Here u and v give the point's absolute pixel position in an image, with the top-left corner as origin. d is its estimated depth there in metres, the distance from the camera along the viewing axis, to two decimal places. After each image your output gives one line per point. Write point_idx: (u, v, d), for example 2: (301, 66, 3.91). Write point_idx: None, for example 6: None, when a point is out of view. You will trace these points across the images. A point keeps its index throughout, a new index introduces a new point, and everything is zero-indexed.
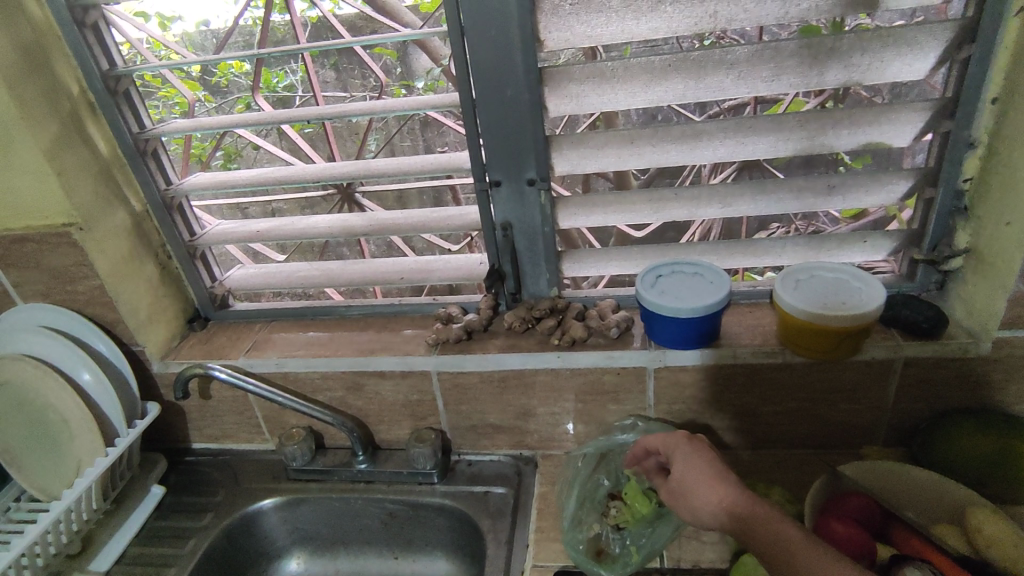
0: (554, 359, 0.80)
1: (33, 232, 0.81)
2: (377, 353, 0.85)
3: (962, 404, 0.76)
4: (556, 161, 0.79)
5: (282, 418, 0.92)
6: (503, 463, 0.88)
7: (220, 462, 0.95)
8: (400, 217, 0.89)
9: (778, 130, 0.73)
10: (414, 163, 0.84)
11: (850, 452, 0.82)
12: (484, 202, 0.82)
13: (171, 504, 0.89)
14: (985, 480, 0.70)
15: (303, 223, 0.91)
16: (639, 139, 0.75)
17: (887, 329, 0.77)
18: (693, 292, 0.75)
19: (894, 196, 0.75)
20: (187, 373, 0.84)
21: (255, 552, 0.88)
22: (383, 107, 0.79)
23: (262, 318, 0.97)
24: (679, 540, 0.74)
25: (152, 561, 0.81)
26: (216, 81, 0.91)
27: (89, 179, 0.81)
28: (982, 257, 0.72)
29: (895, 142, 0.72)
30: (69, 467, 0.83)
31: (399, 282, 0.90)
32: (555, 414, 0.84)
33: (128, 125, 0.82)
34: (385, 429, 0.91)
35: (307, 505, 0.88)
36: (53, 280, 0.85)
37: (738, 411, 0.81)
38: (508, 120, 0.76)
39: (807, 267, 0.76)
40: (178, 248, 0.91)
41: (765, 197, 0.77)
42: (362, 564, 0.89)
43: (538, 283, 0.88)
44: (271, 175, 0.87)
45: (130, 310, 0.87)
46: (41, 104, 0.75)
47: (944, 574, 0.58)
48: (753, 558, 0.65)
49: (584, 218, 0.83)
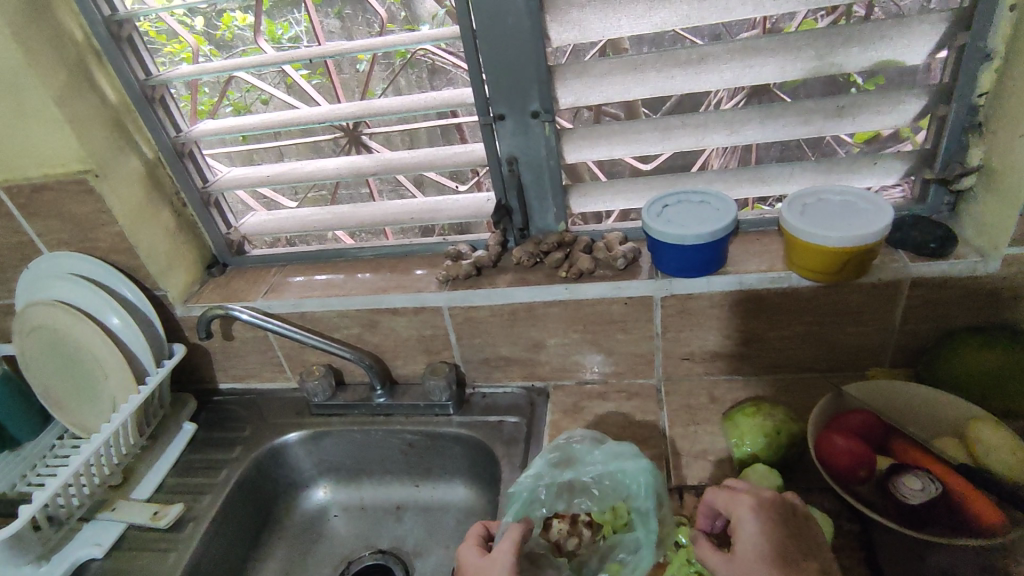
0: (563, 292, 0.82)
1: (53, 181, 0.83)
2: (390, 291, 0.88)
3: (970, 323, 0.77)
4: (560, 92, 0.78)
5: (302, 356, 0.95)
6: (517, 394, 0.91)
7: (247, 400, 0.99)
8: (406, 157, 0.89)
9: (787, 50, 0.71)
10: (420, 99, 0.84)
11: (857, 375, 0.83)
12: (489, 136, 0.82)
13: (203, 439, 0.94)
14: (989, 395, 0.71)
15: (312, 166, 0.92)
16: (644, 65, 0.74)
17: (895, 251, 0.76)
18: (699, 219, 0.75)
19: (908, 116, 0.73)
20: (209, 314, 0.87)
21: (286, 481, 0.94)
22: (384, 43, 0.79)
23: (278, 263, 1.00)
24: (686, 459, 0.76)
25: (189, 488, 0.86)
26: (221, 35, 0.94)
27: (102, 127, 0.83)
28: (995, 174, 0.71)
29: (908, 57, 0.70)
30: (106, 405, 0.88)
31: (409, 223, 0.92)
32: (565, 345, 0.87)
33: (134, 73, 0.83)
34: (401, 364, 0.94)
35: (331, 437, 0.92)
36: (75, 228, 0.87)
37: (746, 337, 0.82)
38: (510, 50, 0.75)
39: (814, 192, 0.75)
40: (192, 195, 0.93)
41: (774, 121, 0.76)
42: (385, 491, 0.94)
43: (545, 218, 0.89)
44: (278, 118, 0.87)
45: (151, 255, 0.90)
46: (48, 52, 0.76)
47: (941, 479, 0.61)
48: (755, 472, 0.67)
49: (590, 150, 0.82)
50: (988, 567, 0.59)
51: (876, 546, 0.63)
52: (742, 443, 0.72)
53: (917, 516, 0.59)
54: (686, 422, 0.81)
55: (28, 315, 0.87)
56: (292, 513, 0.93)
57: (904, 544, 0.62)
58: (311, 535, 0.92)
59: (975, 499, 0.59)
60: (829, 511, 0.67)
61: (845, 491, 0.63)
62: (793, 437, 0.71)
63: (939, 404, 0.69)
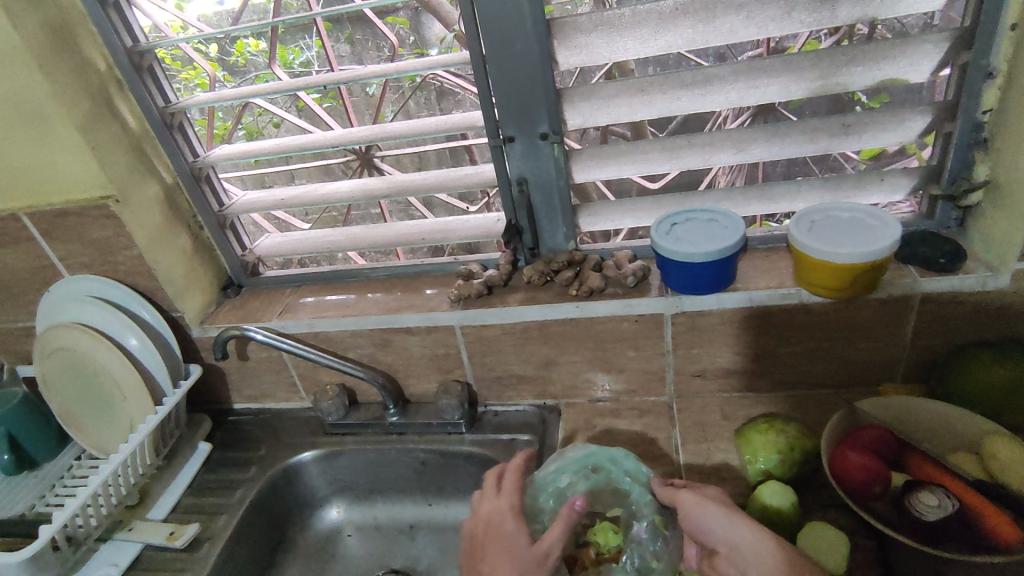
0: (573, 310, 0.83)
1: (75, 206, 0.86)
2: (403, 311, 0.89)
3: (981, 338, 0.77)
4: (568, 114, 0.80)
5: (316, 375, 0.96)
6: (529, 412, 0.92)
7: (261, 420, 1.00)
8: (418, 179, 0.91)
9: (792, 71, 0.72)
10: (432, 123, 0.85)
11: (869, 390, 0.83)
12: (499, 157, 0.84)
13: (218, 459, 0.95)
14: (1003, 409, 0.71)
15: (325, 189, 0.94)
16: (650, 87, 0.75)
17: (904, 266, 0.77)
18: (708, 236, 0.76)
19: (913, 133, 0.74)
20: (226, 335, 0.88)
21: (299, 501, 0.94)
22: (396, 69, 0.81)
23: (292, 283, 1.01)
24: (700, 476, 0.76)
25: (204, 508, 0.87)
26: (235, 61, 0.96)
27: (122, 154, 0.85)
28: (1001, 190, 0.72)
29: (911, 76, 0.71)
30: (124, 426, 0.89)
31: (420, 243, 0.93)
32: (576, 363, 0.87)
33: (154, 100, 0.86)
34: (413, 383, 0.94)
35: (344, 457, 0.93)
36: (96, 251, 0.89)
37: (757, 353, 0.82)
38: (518, 74, 0.77)
39: (821, 209, 0.76)
40: (209, 219, 0.95)
41: (780, 140, 0.77)
42: (398, 510, 0.95)
43: (556, 237, 0.90)
44: (294, 143, 0.89)
45: (168, 278, 0.91)
46: (74, 83, 0.79)
47: (958, 496, 0.61)
48: (768, 487, 0.66)
49: (599, 170, 0.83)
50: None
51: (891, 564, 0.62)
52: (755, 460, 0.73)
53: (931, 531, 0.59)
54: (699, 439, 0.81)
55: (49, 338, 0.88)
56: (305, 532, 0.94)
57: None
58: (324, 555, 0.92)
59: (992, 515, 0.58)
60: (843, 528, 0.67)
61: (858, 505, 0.63)
62: (806, 454, 0.71)
63: (954, 420, 0.69)
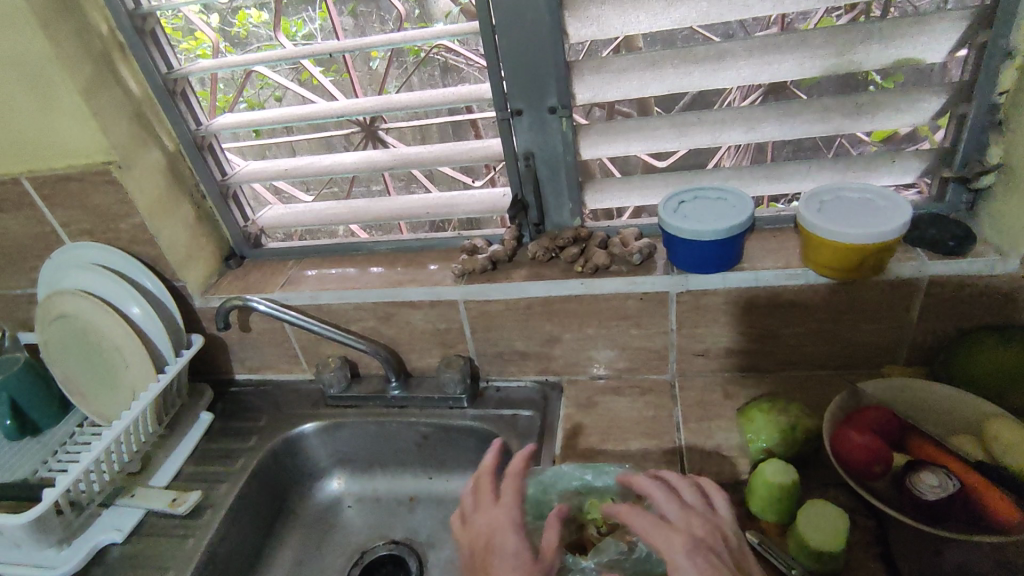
0: (578, 286, 0.82)
1: (76, 172, 0.85)
2: (406, 285, 0.88)
3: (987, 322, 0.76)
4: (578, 88, 0.79)
5: (317, 348, 0.96)
6: (531, 388, 0.92)
7: (263, 391, 1.01)
8: (423, 152, 0.90)
9: (807, 48, 0.71)
10: (438, 94, 0.84)
11: (871, 372, 0.83)
12: (507, 131, 0.83)
13: (220, 429, 0.95)
14: (1006, 393, 0.72)
15: (329, 160, 0.93)
16: (662, 61, 0.74)
17: (913, 249, 0.76)
18: (717, 215, 0.76)
19: (926, 114, 0.73)
20: (228, 305, 0.88)
21: (300, 472, 0.95)
22: (404, 38, 0.79)
23: (296, 256, 1.01)
24: (701, 455, 0.76)
25: (207, 477, 0.87)
26: (236, 32, 0.94)
27: (124, 119, 0.84)
28: (1014, 172, 0.71)
29: (928, 55, 0.70)
30: (126, 394, 0.90)
31: (425, 217, 0.92)
32: (579, 340, 0.87)
33: (157, 66, 0.84)
34: (416, 357, 0.94)
35: (345, 429, 0.93)
36: (97, 218, 0.89)
37: (760, 334, 0.82)
38: (528, 45, 0.76)
39: (831, 189, 0.75)
40: (212, 187, 0.94)
41: (791, 119, 0.76)
42: (399, 483, 0.95)
43: (561, 213, 0.89)
44: (298, 112, 0.87)
45: (171, 246, 0.91)
46: (74, 45, 0.77)
47: (957, 475, 0.61)
48: (771, 466, 0.66)
49: (607, 146, 0.82)
50: (1004, 563, 0.59)
51: (889, 541, 0.63)
52: (757, 439, 0.73)
53: (930, 511, 0.59)
54: (700, 418, 0.81)
55: (51, 304, 0.88)
56: (306, 502, 0.95)
57: (918, 540, 0.62)
58: (324, 525, 0.93)
59: (990, 493, 0.59)
60: (844, 507, 0.67)
61: (860, 486, 0.63)
62: (808, 434, 0.72)
63: (957, 401, 0.69)
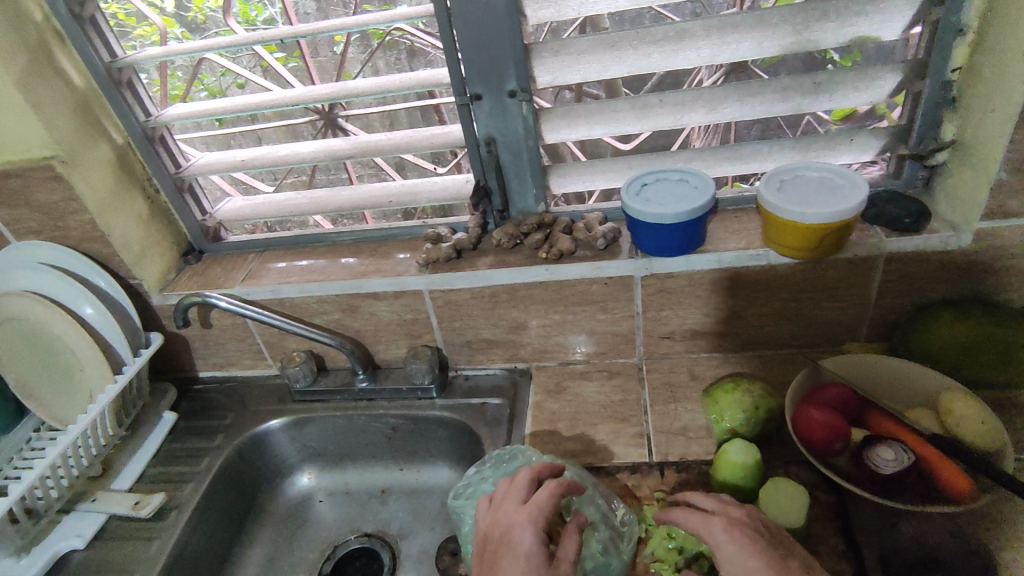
0: (543, 273, 0.82)
1: (17, 167, 0.81)
2: (369, 276, 0.87)
3: (943, 297, 0.78)
4: (537, 70, 0.77)
5: (282, 342, 0.95)
6: (500, 376, 0.92)
7: (229, 388, 0.99)
8: (383, 140, 0.88)
9: (764, 27, 0.71)
10: (395, 80, 0.82)
11: (834, 349, 0.84)
12: (466, 117, 0.81)
13: (183, 429, 0.93)
14: (961, 366, 0.73)
15: (287, 150, 0.90)
16: (621, 42, 0.73)
17: (870, 227, 0.77)
18: (678, 197, 0.75)
19: (883, 93, 0.74)
20: (186, 302, 0.86)
21: (268, 469, 0.93)
22: (356, 22, 0.77)
23: (256, 249, 0.98)
24: (668, 437, 0.77)
25: (171, 478, 0.86)
26: (193, 16, 0.91)
27: (67, 112, 0.80)
28: (967, 149, 0.72)
29: (883, 33, 0.70)
30: (82, 397, 0.87)
31: (387, 206, 0.91)
32: (547, 326, 0.87)
33: (98, 54, 0.81)
34: (383, 349, 0.93)
35: (314, 423, 0.92)
36: (44, 216, 0.86)
37: (725, 314, 0.82)
38: (485, 29, 0.74)
39: (791, 168, 0.76)
40: (165, 181, 0.91)
41: (751, 99, 0.76)
42: (369, 476, 0.94)
43: (525, 200, 0.88)
44: (251, 101, 0.85)
45: (124, 242, 0.88)
46: (5, 33, 0.73)
47: (913, 449, 0.63)
48: (734, 445, 0.68)
49: (569, 130, 0.81)
50: (957, 532, 0.61)
51: (848, 514, 0.64)
52: (721, 419, 0.74)
53: (886, 484, 0.61)
54: (667, 400, 0.81)
55: None
56: (275, 499, 0.93)
57: (875, 513, 0.63)
58: (296, 521, 0.92)
59: (943, 465, 0.60)
60: (804, 483, 0.68)
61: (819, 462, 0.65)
62: (770, 412, 0.73)
63: (912, 376, 0.71)
